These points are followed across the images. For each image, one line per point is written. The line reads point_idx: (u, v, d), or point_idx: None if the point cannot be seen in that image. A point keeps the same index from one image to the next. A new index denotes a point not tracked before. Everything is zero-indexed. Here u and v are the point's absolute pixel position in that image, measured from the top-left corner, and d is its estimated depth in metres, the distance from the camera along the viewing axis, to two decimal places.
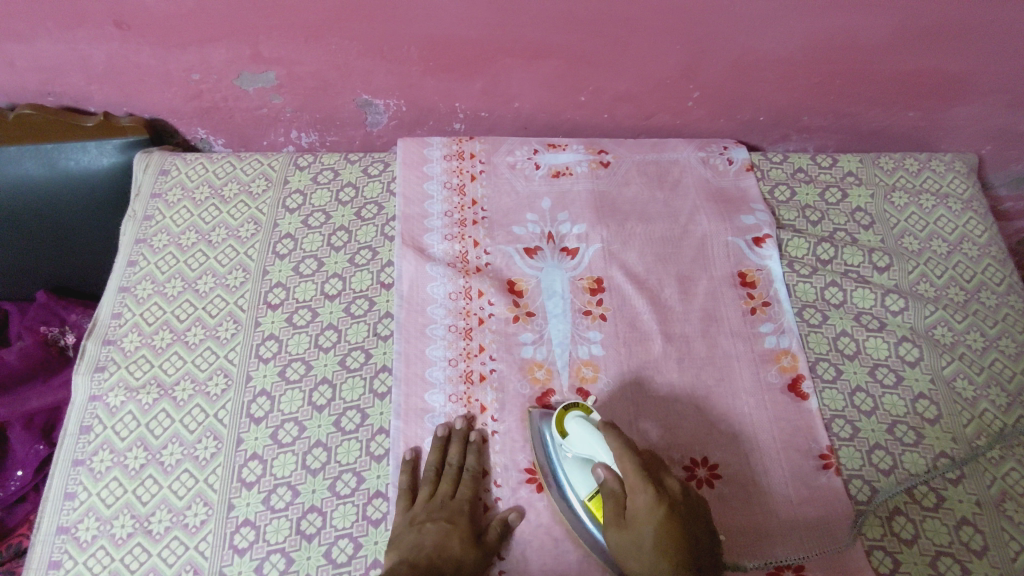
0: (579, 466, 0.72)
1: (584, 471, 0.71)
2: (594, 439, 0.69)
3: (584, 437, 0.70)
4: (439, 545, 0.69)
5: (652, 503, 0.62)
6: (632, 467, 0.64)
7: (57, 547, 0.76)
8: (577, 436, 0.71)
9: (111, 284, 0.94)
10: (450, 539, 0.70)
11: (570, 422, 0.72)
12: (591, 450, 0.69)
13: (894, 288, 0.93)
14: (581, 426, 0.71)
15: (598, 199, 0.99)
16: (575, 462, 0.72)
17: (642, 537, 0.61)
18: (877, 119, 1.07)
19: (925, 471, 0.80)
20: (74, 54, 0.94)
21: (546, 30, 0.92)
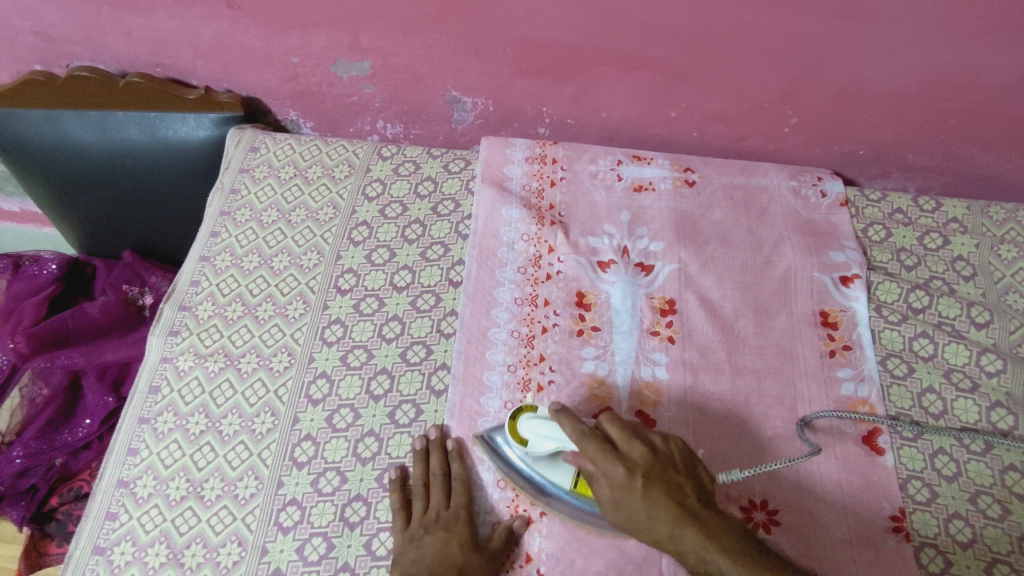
0: (544, 462, 0.71)
1: (549, 463, 0.71)
2: (551, 429, 0.69)
3: (541, 434, 0.70)
4: (438, 556, 0.69)
5: (627, 473, 0.63)
6: (596, 448, 0.65)
7: (115, 500, 0.79)
8: (537, 433, 0.70)
9: (193, 252, 0.97)
10: (450, 547, 0.70)
11: (524, 425, 0.72)
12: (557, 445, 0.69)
13: (991, 347, 0.86)
14: (537, 427, 0.70)
15: (679, 219, 0.96)
16: (544, 462, 0.72)
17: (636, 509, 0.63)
18: (991, 165, 0.99)
19: (1010, 550, 0.73)
20: (186, 29, 0.98)
21: (645, 42, 0.90)
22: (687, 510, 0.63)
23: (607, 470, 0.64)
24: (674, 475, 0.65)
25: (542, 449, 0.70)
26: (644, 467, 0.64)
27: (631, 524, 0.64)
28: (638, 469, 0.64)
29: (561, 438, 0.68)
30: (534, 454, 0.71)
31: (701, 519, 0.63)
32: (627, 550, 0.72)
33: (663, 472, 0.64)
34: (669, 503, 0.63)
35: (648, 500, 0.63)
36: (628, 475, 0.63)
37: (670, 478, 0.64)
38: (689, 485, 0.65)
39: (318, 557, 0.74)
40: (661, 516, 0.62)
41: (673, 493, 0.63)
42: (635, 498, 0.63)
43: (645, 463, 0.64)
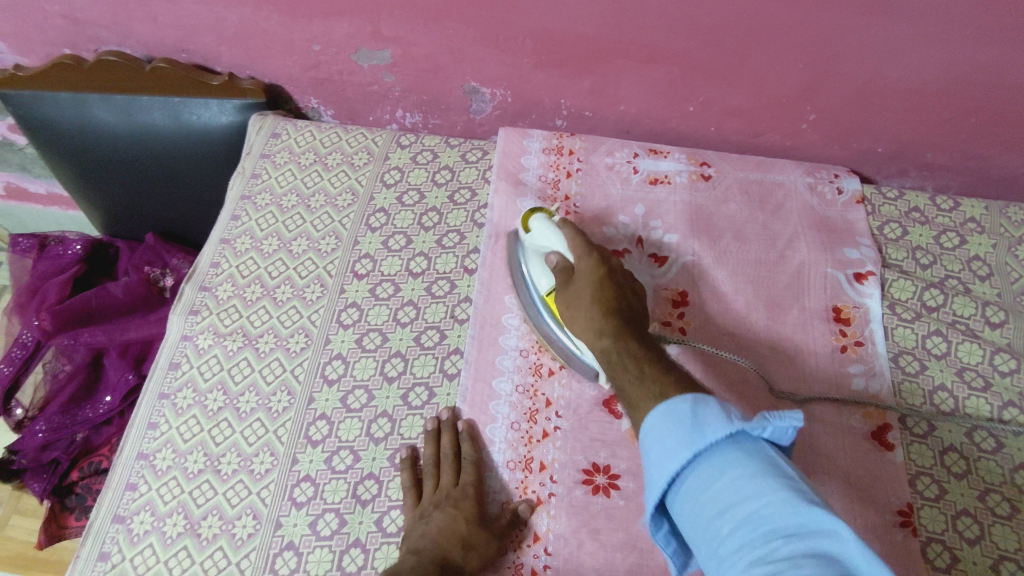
0: (535, 260, 0.85)
1: (542, 264, 0.84)
2: (551, 230, 0.84)
3: (544, 230, 0.85)
4: (444, 530, 0.71)
5: (593, 262, 0.78)
6: (579, 241, 0.80)
7: (135, 472, 0.81)
8: (539, 231, 0.85)
9: (214, 234, 0.99)
10: (456, 523, 0.72)
11: (534, 221, 0.86)
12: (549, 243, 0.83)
13: (1005, 347, 0.86)
14: (543, 223, 0.85)
15: (693, 212, 0.96)
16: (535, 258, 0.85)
17: (581, 290, 0.76)
18: (1011, 165, 0.99)
19: (1017, 548, 0.73)
20: (212, 16, 1.00)
21: (663, 35, 0.91)
22: (617, 311, 0.73)
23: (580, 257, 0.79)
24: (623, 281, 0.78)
25: (540, 242, 0.85)
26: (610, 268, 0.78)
27: (574, 301, 0.76)
28: (606, 264, 0.78)
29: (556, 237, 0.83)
30: (533, 249, 0.86)
31: (625, 319, 0.72)
32: (635, 536, 0.73)
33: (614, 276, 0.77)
34: (605, 293, 0.74)
35: (595, 285, 0.76)
36: (595, 266, 0.77)
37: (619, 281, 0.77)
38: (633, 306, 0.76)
39: (330, 532, 0.76)
40: (591, 295, 0.74)
41: (618, 294, 0.75)
42: (587, 280, 0.76)
43: (611, 264, 0.79)
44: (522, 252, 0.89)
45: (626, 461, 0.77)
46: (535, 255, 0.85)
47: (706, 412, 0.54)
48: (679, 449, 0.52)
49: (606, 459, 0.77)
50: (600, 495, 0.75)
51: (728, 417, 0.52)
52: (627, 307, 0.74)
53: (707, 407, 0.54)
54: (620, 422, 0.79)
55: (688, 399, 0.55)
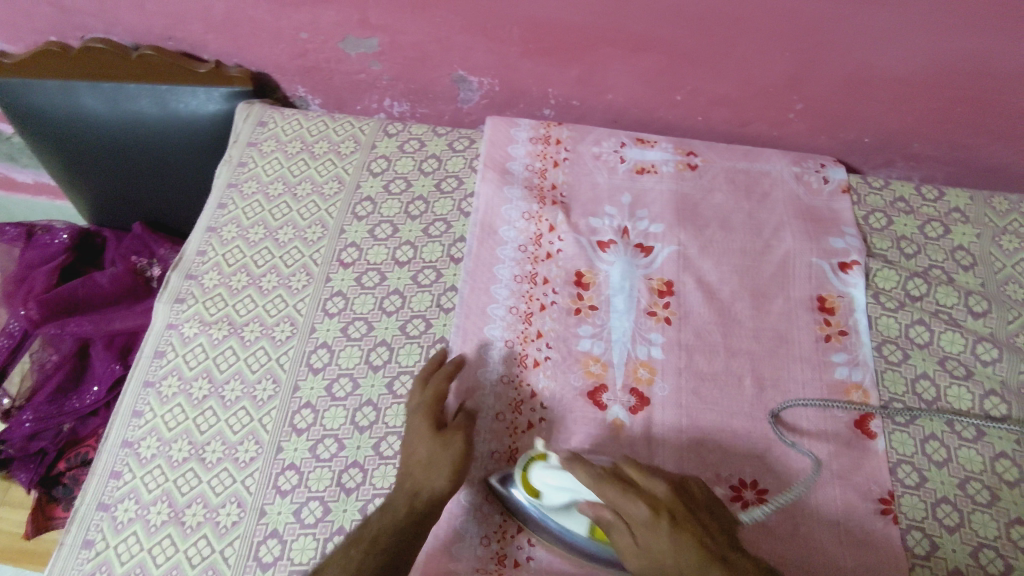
0: (561, 510, 0.70)
1: (567, 509, 0.70)
2: (566, 476, 0.69)
3: (558, 484, 0.69)
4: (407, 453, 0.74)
5: (650, 510, 0.64)
6: (616, 489, 0.65)
7: (120, 459, 0.81)
8: (551, 482, 0.69)
9: (200, 222, 0.99)
10: (416, 441, 0.74)
11: (536, 476, 0.71)
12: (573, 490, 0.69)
13: (988, 336, 0.87)
14: (553, 474, 0.70)
15: (679, 201, 0.96)
16: (560, 510, 0.70)
17: (663, 555, 0.62)
18: (997, 155, 0.99)
19: (996, 535, 0.74)
20: (198, 3, 0.99)
21: (650, 24, 0.91)
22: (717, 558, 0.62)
23: (629, 510, 0.65)
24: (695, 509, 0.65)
25: (559, 498, 0.69)
26: (667, 505, 0.64)
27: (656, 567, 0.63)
28: (662, 506, 0.65)
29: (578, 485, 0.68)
30: (549, 506, 0.70)
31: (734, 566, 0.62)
32: None
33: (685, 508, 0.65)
34: (692, 548, 0.62)
35: (671, 535, 0.63)
36: (652, 513, 0.64)
37: (691, 516, 0.64)
38: (711, 522, 0.65)
39: (314, 520, 0.76)
40: (681, 555, 0.62)
41: (698, 531, 0.64)
42: (658, 537, 0.63)
43: (669, 500, 0.65)
44: (521, 501, 0.72)
45: (610, 449, 0.78)
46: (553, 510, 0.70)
47: None
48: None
49: (589, 448, 0.78)
50: None
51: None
52: (717, 538, 0.64)
53: None
54: (604, 412, 0.80)
55: None
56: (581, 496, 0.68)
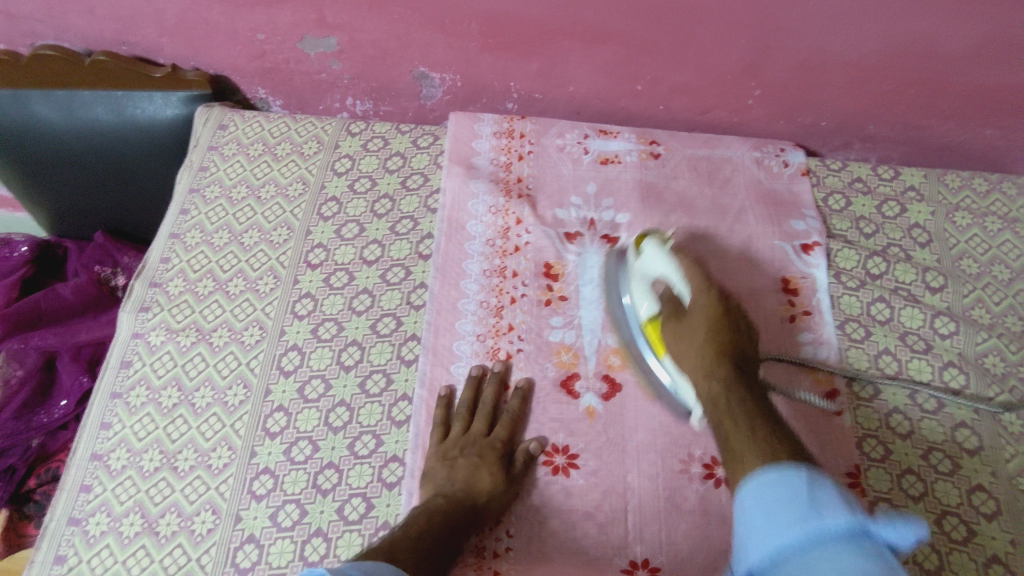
0: (642, 284, 0.82)
1: (646, 289, 0.81)
2: (660, 259, 0.80)
3: (654, 257, 0.80)
4: (467, 480, 0.73)
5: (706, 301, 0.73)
6: (699, 283, 0.75)
7: (90, 473, 0.80)
8: (650, 258, 0.81)
9: (163, 230, 0.98)
10: (479, 472, 0.74)
11: (647, 245, 0.82)
12: (657, 267, 0.80)
13: (945, 311, 0.89)
14: (654, 248, 0.81)
15: (644, 190, 0.97)
16: (640, 283, 0.82)
17: (695, 328, 0.72)
18: (949, 134, 1.02)
19: (958, 502, 0.76)
20: (150, 6, 0.98)
21: (607, 15, 0.91)
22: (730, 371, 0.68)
23: (695, 295, 0.75)
24: (738, 331, 0.72)
25: (650, 269, 0.81)
26: (726, 309, 0.73)
27: (684, 339, 0.73)
28: (721, 309, 0.72)
29: (670, 266, 0.78)
30: (640, 273, 0.82)
31: (741, 378, 0.67)
32: (594, 511, 0.75)
33: (728, 324, 0.72)
34: (713, 349, 0.70)
35: (707, 331, 0.71)
36: (712, 301, 0.73)
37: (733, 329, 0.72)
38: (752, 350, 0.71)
39: (291, 523, 0.75)
40: (709, 344, 0.70)
41: (736, 344, 0.70)
42: (699, 324, 0.72)
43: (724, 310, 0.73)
44: (626, 275, 0.86)
45: (585, 439, 0.79)
46: (641, 279, 0.82)
47: (825, 497, 0.51)
48: (781, 530, 0.50)
49: (564, 439, 0.79)
50: (559, 475, 0.77)
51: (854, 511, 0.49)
52: (746, 363, 0.69)
53: (826, 492, 0.51)
54: (578, 401, 0.81)
55: (803, 478, 0.53)
56: (664, 279, 0.79)
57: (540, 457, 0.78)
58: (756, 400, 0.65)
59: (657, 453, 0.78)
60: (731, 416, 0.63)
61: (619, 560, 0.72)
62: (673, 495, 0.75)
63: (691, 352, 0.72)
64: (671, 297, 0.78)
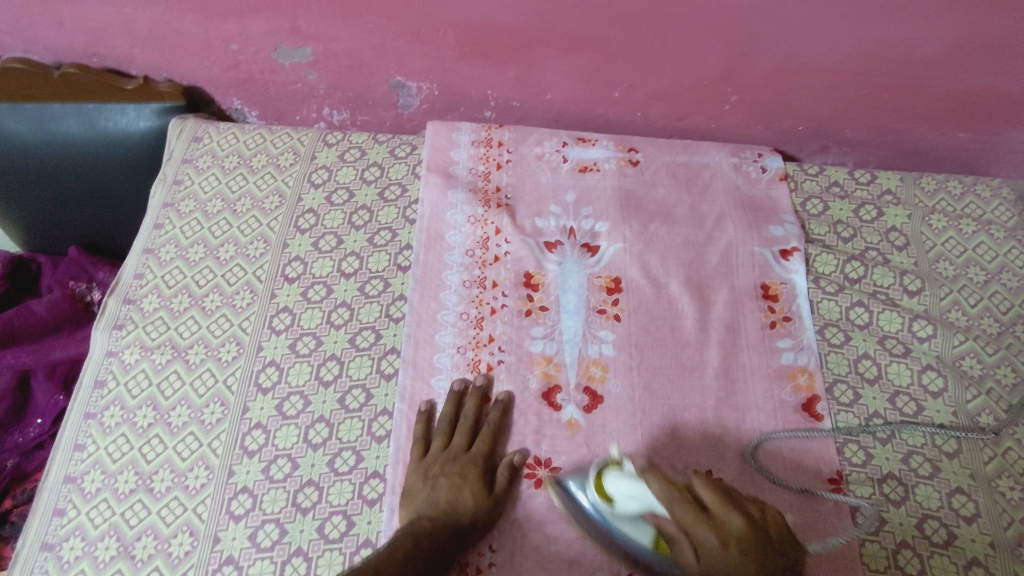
0: (625, 517, 0.69)
1: (630, 517, 0.69)
2: (634, 484, 0.67)
3: (625, 491, 0.68)
4: (451, 500, 0.73)
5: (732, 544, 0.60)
6: (689, 515, 0.63)
7: (63, 496, 0.78)
8: (622, 493, 0.68)
9: (137, 245, 0.96)
10: (461, 492, 0.73)
11: (609, 481, 0.69)
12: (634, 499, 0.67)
13: (923, 314, 0.90)
14: (620, 483, 0.68)
15: (623, 197, 0.97)
16: (621, 518, 0.69)
17: None
18: (924, 138, 1.03)
19: (938, 506, 0.76)
20: (121, 17, 0.96)
21: (583, 23, 0.91)
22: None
23: (698, 534, 0.62)
24: (777, 551, 0.61)
25: (627, 508, 0.68)
26: (743, 541, 0.60)
27: None
28: (734, 540, 0.61)
29: (649, 498, 0.66)
30: (614, 513, 0.70)
31: None
32: (577, 523, 0.74)
33: (760, 545, 0.61)
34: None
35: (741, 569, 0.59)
36: (723, 545, 0.61)
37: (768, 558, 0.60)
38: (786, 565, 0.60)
39: (270, 543, 0.74)
40: None
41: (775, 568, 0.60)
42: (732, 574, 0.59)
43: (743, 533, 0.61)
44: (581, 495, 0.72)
45: (567, 450, 0.78)
46: (621, 515, 0.69)
47: None
48: None
49: (546, 451, 0.78)
50: (542, 487, 0.76)
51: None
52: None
53: None
54: (560, 412, 0.80)
55: None
56: (652, 509, 0.67)
57: (522, 470, 0.77)
58: None
59: None
60: None
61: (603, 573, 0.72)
62: None
63: None
64: (665, 529, 0.66)
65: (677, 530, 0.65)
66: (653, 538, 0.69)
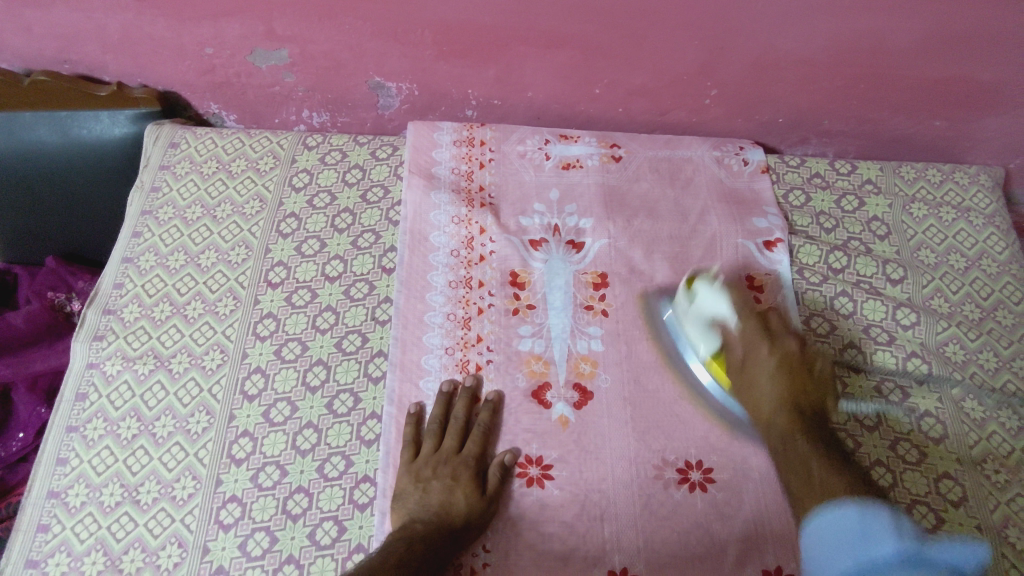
0: (698, 325, 0.82)
1: (701, 328, 0.81)
2: (718, 299, 0.80)
3: (709, 296, 0.81)
4: (443, 503, 0.72)
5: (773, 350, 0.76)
6: (754, 330, 0.78)
7: (46, 511, 0.77)
8: (706, 300, 0.81)
9: (115, 254, 0.95)
10: (454, 495, 0.73)
11: (699, 288, 0.82)
12: (715, 306, 0.80)
13: (906, 302, 0.90)
14: (707, 289, 0.81)
15: (607, 193, 0.97)
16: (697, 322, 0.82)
17: (762, 386, 0.75)
18: (902, 127, 1.04)
19: (927, 491, 0.77)
20: (91, 23, 0.95)
21: (561, 20, 0.91)
22: (793, 408, 0.73)
23: (754, 350, 0.77)
24: (812, 376, 0.76)
25: (702, 309, 0.81)
26: (790, 356, 0.76)
27: (749, 386, 0.77)
28: (780, 357, 0.76)
29: (727, 309, 0.79)
30: (694, 313, 0.82)
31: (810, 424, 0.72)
32: (571, 521, 0.74)
33: (803, 369, 0.76)
34: (785, 386, 0.75)
35: (772, 375, 0.75)
36: (770, 354, 0.76)
37: (801, 372, 0.75)
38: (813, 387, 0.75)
39: (261, 551, 0.73)
40: (772, 386, 0.75)
41: (801, 387, 0.75)
42: (764, 372, 0.76)
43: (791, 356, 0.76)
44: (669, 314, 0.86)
45: (557, 449, 0.78)
46: (696, 320, 0.82)
47: (875, 525, 0.59)
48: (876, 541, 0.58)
49: (536, 450, 0.78)
50: (533, 487, 0.76)
51: (900, 537, 0.58)
52: (810, 405, 0.74)
53: (877, 521, 0.59)
54: (549, 411, 0.80)
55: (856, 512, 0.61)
56: (722, 319, 0.80)
57: (513, 470, 0.77)
58: (821, 436, 0.71)
59: (630, 458, 0.78)
60: (794, 468, 0.69)
61: (598, 570, 0.72)
62: (648, 501, 0.75)
63: (754, 396, 0.76)
64: (731, 338, 0.79)
65: (741, 340, 0.78)
66: (715, 351, 0.80)
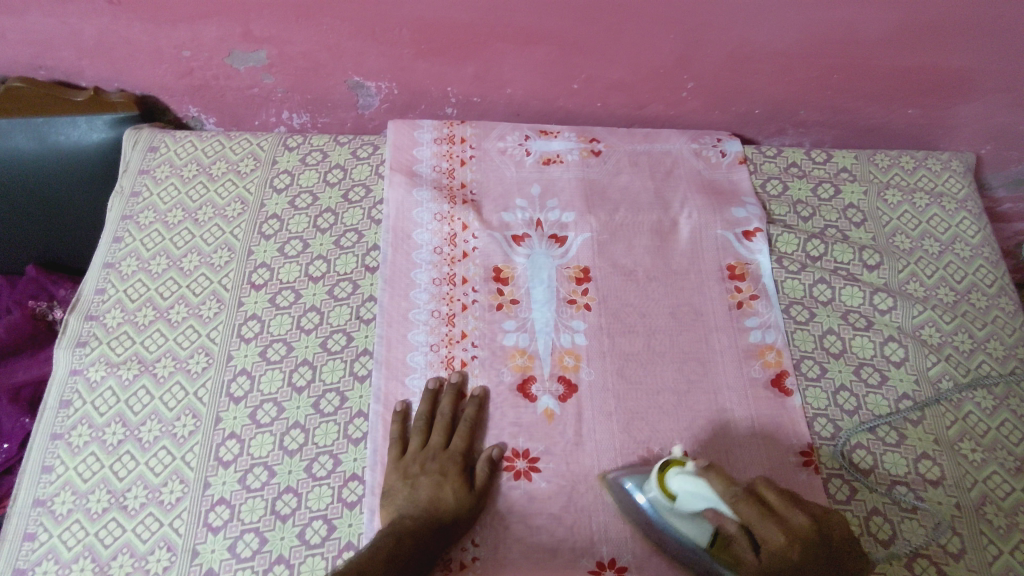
0: (683, 516, 0.69)
1: (689, 515, 0.69)
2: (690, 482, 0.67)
3: (686, 490, 0.67)
4: (433, 497, 0.73)
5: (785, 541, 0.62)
6: (754, 511, 0.63)
7: (33, 520, 0.77)
8: (679, 493, 0.68)
9: (97, 259, 0.94)
10: (443, 490, 0.73)
11: (671, 479, 0.69)
12: (692, 498, 0.67)
13: (883, 287, 0.92)
14: (681, 480, 0.67)
15: (587, 188, 0.98)
16: (679, 515, 0.68)
17: None
18: (876, 116, 1.05)
19: (906, 472, 0.79)
20: (66, 28, 0.95)
21: (538, 16, 0.91)
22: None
23: (764, 533, 0.63)
24: (836, 556, 0.62)
25: (686, 506, 0.68)
26: (807, 536, 0.62)
27: None
28: (798, 537, 0.62)
29: (711, 497, 0.66)
30: (676, 507, 0.69)
31: None
32: (560, 512, 0.75)
33: (824, 549, 0.62)
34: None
35: (797, 574, 0.61)
36: (789, 543, 0.62)
37: (819, 561, 0.62)
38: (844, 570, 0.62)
39: (251, 552, 0.74)
40: None
41: (829, 565, 0.61)
42: (788, 564, 0.61)
43: (804, 534, 0.62)
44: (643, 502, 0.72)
45: (543, 442, 0.79)
46: (678, 511, 0.69)
47: None
48: None
49: (523, 443, 0.79)
50: (521, 479, 0.77)
51: None
52: None
53: None
54: (535, 404, 0.81)
55: None
56: (708, 506, 0.66)
57: (500, 463, 0.78)
58: None
59: (617, 449, 0.79)
60: None
61: (586, 559, 0.73)
62: None
63: None
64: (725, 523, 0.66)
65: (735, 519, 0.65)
66: (707, 535, 0.68)
